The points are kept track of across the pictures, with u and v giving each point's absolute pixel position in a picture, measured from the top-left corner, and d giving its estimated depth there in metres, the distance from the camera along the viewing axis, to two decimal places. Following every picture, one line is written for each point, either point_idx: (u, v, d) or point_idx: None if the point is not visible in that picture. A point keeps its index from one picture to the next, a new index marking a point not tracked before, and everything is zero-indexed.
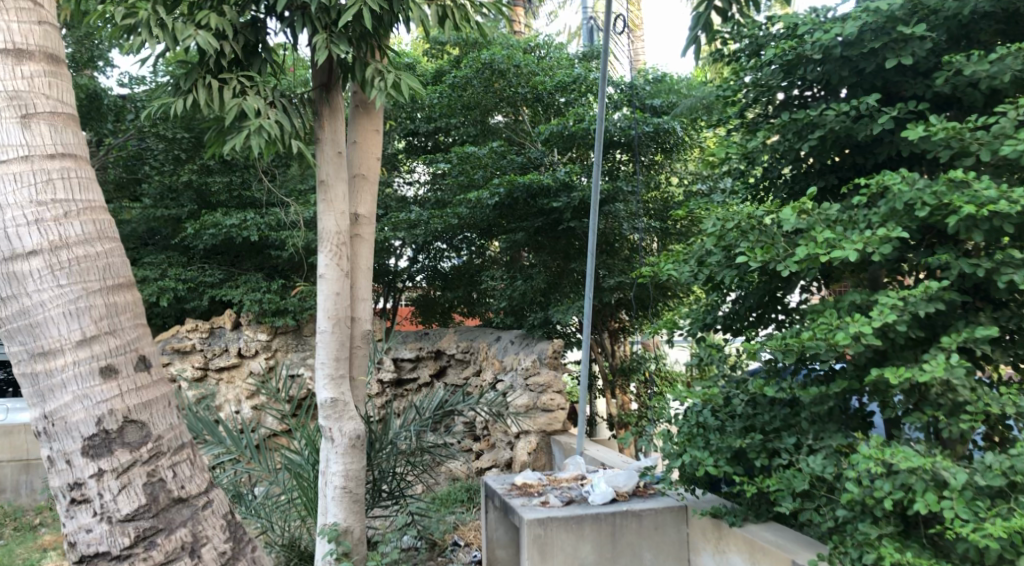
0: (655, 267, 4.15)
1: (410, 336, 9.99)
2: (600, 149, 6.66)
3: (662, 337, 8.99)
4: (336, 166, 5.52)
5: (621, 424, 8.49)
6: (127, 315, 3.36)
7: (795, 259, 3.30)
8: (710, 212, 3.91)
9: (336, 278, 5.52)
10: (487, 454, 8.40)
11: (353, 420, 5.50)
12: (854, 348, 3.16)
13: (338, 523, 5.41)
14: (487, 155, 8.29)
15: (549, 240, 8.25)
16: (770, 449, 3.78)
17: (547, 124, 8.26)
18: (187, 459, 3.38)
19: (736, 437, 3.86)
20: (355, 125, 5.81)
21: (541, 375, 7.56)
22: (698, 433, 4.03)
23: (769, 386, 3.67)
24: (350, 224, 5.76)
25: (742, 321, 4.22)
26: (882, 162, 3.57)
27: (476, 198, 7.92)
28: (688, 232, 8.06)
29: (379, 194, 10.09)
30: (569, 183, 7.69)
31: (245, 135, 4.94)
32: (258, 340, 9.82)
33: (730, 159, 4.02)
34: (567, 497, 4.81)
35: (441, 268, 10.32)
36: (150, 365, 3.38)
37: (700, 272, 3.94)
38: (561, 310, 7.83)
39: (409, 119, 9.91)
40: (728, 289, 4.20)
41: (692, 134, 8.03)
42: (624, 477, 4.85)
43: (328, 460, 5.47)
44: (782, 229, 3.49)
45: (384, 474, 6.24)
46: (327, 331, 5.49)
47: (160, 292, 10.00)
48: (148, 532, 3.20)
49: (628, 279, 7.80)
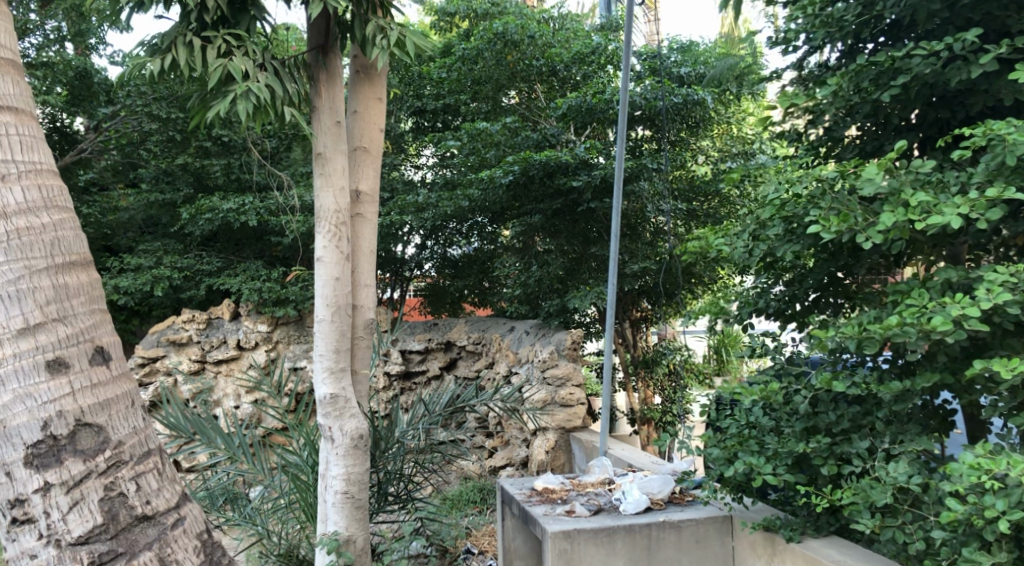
0: (700, 243, 3.60)
1: (419, 327, 9.48)
2: (623, 125, 6.04)
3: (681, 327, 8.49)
4: (334, 137, 5.00)
5: (645, 420, 7.97)
6: (81, 300, 2.83)
7: (879, 228, 2.76)
8: (767, 177, 3.38)
9: (336, 262, 5.00)
10: (501, 452, 7.88)
11: (355, 418, 4.98)
12: (954, 335, 2.64)
13: (339, 531, 4.92)
14: (499, 132, 7.76)
15: (567, 223, 7.61)
16: (839, 452, 3.24)
17: (564, 98, 7.68)
18: (155, 468, 2.86)
19: (797, 440, 3.32)
20: (355, 93, 5.27)
21: (559, 367, 7.01)
22: (752, 435, 3.50)
23: (839, 380, 3.14)
24: (350, 203, 5.23)
25: (797, 305, 3.71)
26: (975, 115, 3.05)
27: (488, 176, 7.38)
28: (717, 212, 7.51)
29: (385, 177, 9.59)
30: (589, 161, 7.13)
31: (230, 99, 4.42)
32: (258, 332, 9.29)
33: (789, 117, 3.50)
34: (595, 505, 4.27)
35: (451, 255, 9.80)
36: (109, 358, 2.86)
37: (756, 248, 3.38)
38: (579, 296, 7.25)
39: (416, 96, 9.38)
40: (781, 269, 3.69)
41: (720, 109, 7.48)
42: (659, 483, 4.33)
43: (328, 462, 4.97)
44: (860, 195, 2.93)
45: (390, 477, 5.71)
46: (325, 320, 4.96)
47: (154, 281, 9.50)
48: (105, 557, 2.68)
49: (652, 264, 7.28)
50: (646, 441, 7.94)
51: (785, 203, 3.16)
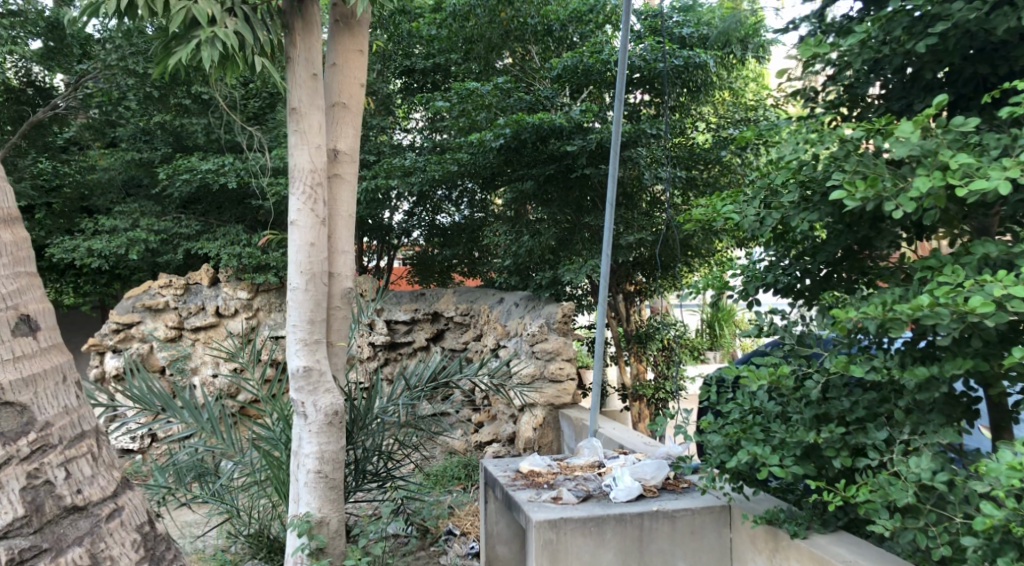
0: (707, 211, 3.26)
1: (405, 297, 9.16)
2: (622, 85, 5.66)
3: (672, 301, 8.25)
4: (311, 91, 4.64)
5: (636, 397, 7.60)
6: (4, 260, 2.53)
7: (911, 196, 2.46)
8: (782, 137, 3.05)
9: (311, 227, 4.65)
10: (487, 427, 7.59)
11: (330, 393, 4.66)
12: (995, 318, 2.36)
13: (311, 513, 4.63)
14: (490, 92, 7.34)
15: (560, 191, 7.24)
16: (854, 443, 2.93)
17: (560, 58, 7.32)
18: (88, 453, 2.56)
19: (807, 428, 3.00)
20: (334, 45, 4.89)
21: (549, 341, 6.72)
22: (756, 421, 3.19)
23: (856, 364, 2.84)
24: (328, 163, 4.88)
25: (811, 280, 3.40)
26: (1017, 70, 2.76)
27: (478, 139, 7.03)
28: (717, 181, 7.19)
29: (374, 140, 9.24)
30: (584, 125, 6.78)
31: (194, 45, 4.05)
32: (238, 298, 8.95)
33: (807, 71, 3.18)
34: (583, 491, 3.97)
35: (440, 223, 9.44)
36: (37, 328, 2.55)
37: (769, 216, 3.04)
38: (572, 269, 6.88)
39: (405, 55, 9.07)
40: (794, 240, 3.38)
41: (723, 74, 7.15)
42: (652, 468, 4.01)
43: (301, 439, 4.65)
44: (888, 158, 2.62)
45: (368, 455, 5.40)
46: (299, 288, 4.63)
47: (129, 244, 9.15)
48: (28, 554, 2.37)
49: (649, 235, 6.95)
50: (638, 419, 7.59)
51: (802, 167, 2.85)
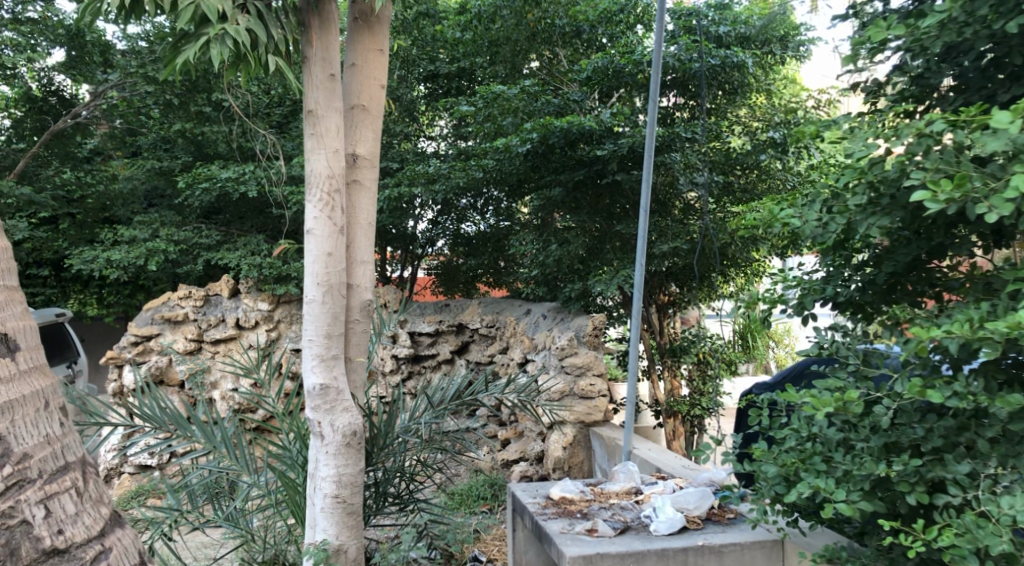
0: (763, 215, 2.94)
1: (429, 308, 8.90)
2: (656, 86, 5.33)
3: (702, 311, 7.97)
4: (328, 92, 4.39)
5: (671, 413, 7.30)
6: None
7: (1006, 195, 2.16)
8: (848, 133, 2.73)
9: (328, 236, 4.38)
10: (514, 444, 7.29)
11: (348, 412, 4.37)
12: None
13: (328, 540, 4.34)
14: (517, 96, 7.08)
15: (590, 198, 6.94)
16: (932, 477, 2.60)
17: (589, 61, 7.05)
18: (72, 488, 2.57)
19: (876, 459, 2.67)
20: (353, 44, 4.63)
21: (578, 356, 6.43)
22: (816, 451, 2.86)
23: (935, 389, 2.52)
24: (346, 168, 4.61)
25: (876, 292, 3.08)
26: None
27: (504, 144, 6.75)
28: (755, 188, 6.86)
29: (398, 148, 9.02)
30: (616, 129, 6.49)
31: (203, 43, 3.81)
32: (258, 310, 8.69)
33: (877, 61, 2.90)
34: (620, 522, 3.66)
35: (464, 232, 9.15)
36: (16, 353, 2.60)
37: (833, 221, 2.71)
38: (603, 280, 6.59)
39: (430, 60, 8.85)
40: (856, 248, 3.07)
41: (760, 75, 6.84)
42: (695, 497, 3.71)
43: (317, 461, 4.38)
44: (977, 153, 2.31)
45: (389, 476, 5.11)
46: (316, 301, 4.36)
47: (149, 255, 8.95)
48: None
49: (684, 244, 6.65)
50: (672, 436, 7.30)
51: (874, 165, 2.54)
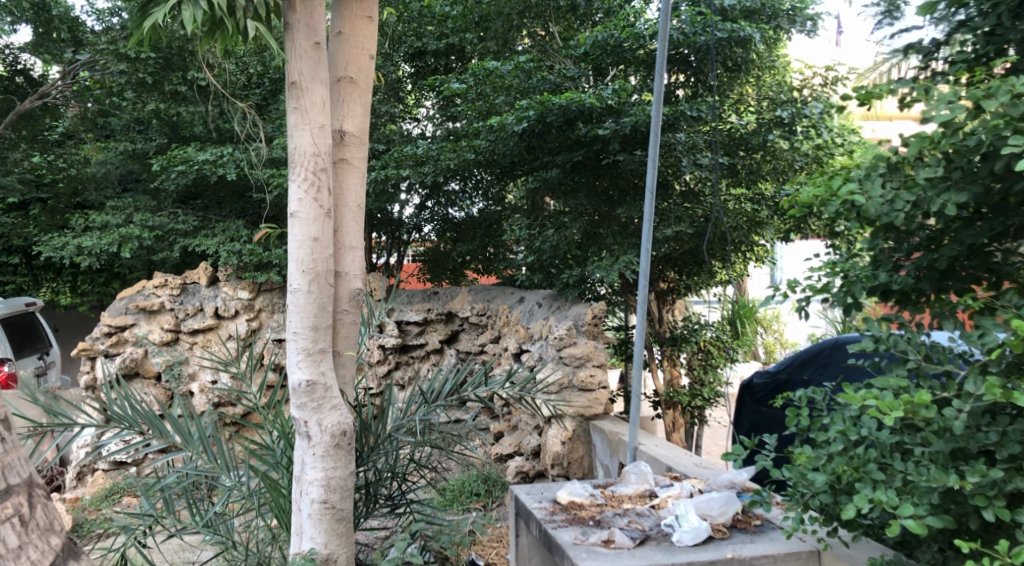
0: (817, 192, 2.74)
1: (417, 296, 8.57)
2: (663, 62, 4.83)
3: (692, 298, 7.66)
4: (313, 63, 4.01)
5: (670, 405, 6.95)
6: None
7: None
8: (925, 99, 2.54)
9: (314, 219, 4.02)
10: (508, 437, 6.96)
11: (337, 411, 4.02)
12: None
13: (317, 550, 3.99)
14: (511, 72, 6.72)
15: (588, 179, 6.58)
16: (1010, 490, 2.32)
17: (587, 34, 6.68)
18: (14, 516, 2.29)
19: (944, 468, 2.38)
20: (340, 11, 4.25)
21: (578, 346, 6.10)
22: (870, 458, 2.55)
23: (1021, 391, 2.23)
24: (333, 146, 4.23)
25: (933, 280, 2.77)
26: None
27: (498, 123, 6.40)
28: (760, 169, 6.53)
29: (383, 129, 8.62)
30: (618, 107, 6.14)
31: (173, 4, 3.44)
32: (238, 299, 8.33)
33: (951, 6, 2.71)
34: (639, 531, 3.34)
35: (452, 217, 8.81)
36: None
37: (900, 198, 2.56)
38: (604, 266, 6.26)
39: (416, 37, 8.49)
40: (912, 230, 2.76)
41: (765, 52, 6.49)
42: (719, 502, 3.39)
43: (304, 464, 4.02)
44: None
45: (380, 477, 4.74)
46: (301, 290, 4.00)
47: (122, 241, 8.54)
48: None
49: (688, 228, 6.32)
50: (672, 429, 6.97)
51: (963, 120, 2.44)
